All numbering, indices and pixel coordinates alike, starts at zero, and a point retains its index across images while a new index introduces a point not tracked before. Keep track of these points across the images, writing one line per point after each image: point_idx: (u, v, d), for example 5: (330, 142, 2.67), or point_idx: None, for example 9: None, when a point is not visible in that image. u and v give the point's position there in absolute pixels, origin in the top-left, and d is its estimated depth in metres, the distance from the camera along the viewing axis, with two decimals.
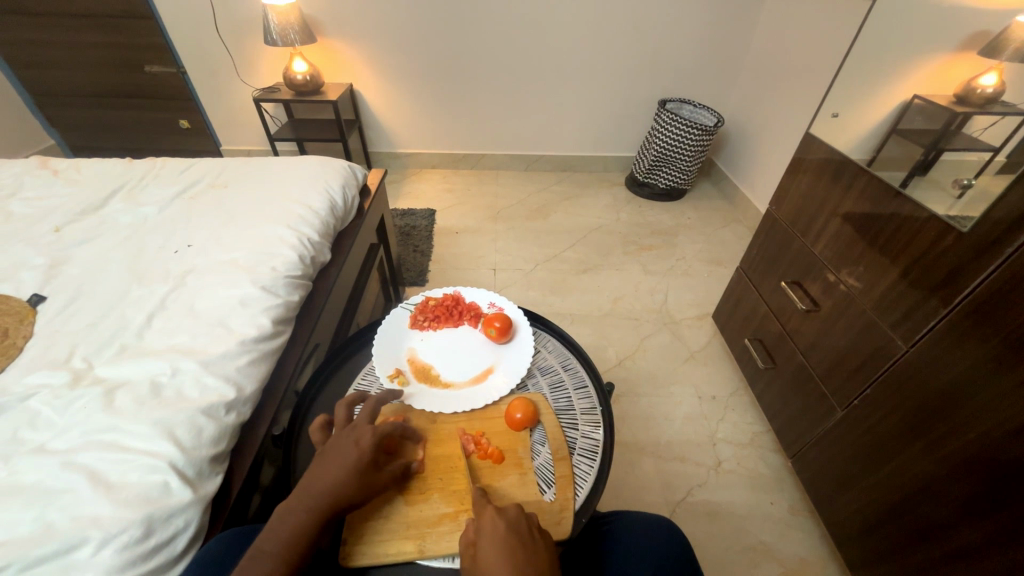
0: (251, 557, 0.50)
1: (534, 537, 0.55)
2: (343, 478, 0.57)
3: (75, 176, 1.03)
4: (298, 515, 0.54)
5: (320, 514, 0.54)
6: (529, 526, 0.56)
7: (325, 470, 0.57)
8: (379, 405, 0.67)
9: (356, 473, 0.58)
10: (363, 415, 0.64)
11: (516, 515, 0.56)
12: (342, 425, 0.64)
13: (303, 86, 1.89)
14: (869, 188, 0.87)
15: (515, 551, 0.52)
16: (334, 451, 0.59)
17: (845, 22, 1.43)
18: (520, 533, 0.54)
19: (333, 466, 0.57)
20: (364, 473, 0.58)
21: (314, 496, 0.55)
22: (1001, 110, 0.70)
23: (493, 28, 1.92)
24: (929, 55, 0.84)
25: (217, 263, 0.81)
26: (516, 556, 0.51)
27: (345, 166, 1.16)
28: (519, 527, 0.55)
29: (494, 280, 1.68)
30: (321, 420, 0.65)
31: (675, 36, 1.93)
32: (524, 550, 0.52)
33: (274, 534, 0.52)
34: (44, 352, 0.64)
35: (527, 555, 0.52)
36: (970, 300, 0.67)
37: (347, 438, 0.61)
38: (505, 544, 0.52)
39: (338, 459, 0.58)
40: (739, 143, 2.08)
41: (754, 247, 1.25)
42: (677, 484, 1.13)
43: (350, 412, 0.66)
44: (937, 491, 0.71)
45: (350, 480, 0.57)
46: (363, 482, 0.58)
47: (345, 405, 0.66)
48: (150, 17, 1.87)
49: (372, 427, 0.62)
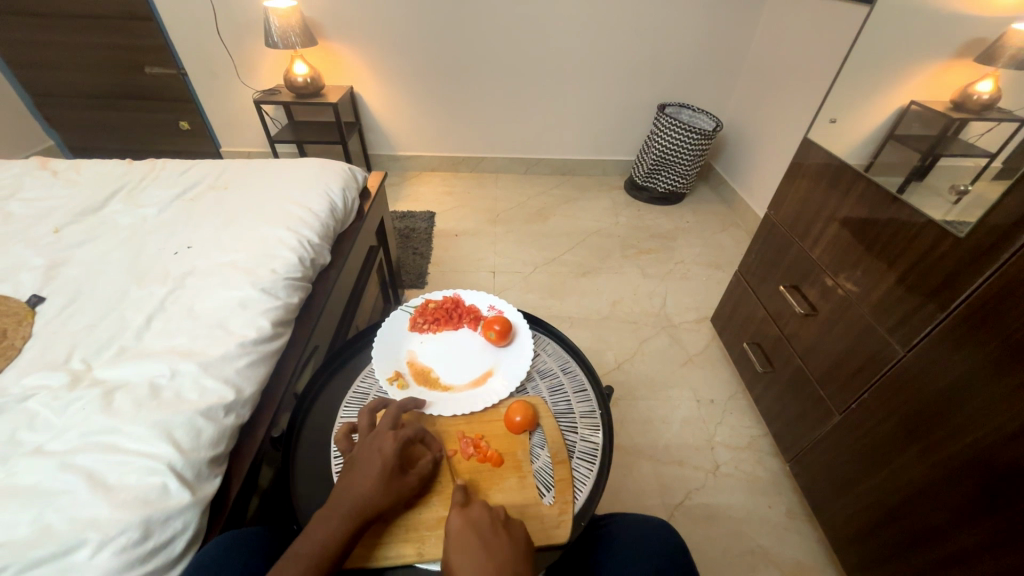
0: (290, 559, 0.50)
1: (497, 532, 0.55)
2: (372, 483, 0.58)
3: (75, 177, 1.03)
4: (333, 520, 0.54)
5: (352, 519, 0.55)
6: (493, 523, 0.56)
7: (355, 477, 0.58)
8: (401, 411, 0.68)
9: (385, 478, 0.59)
10: (386, 421, 0.66)
11: (479, 513, 0.57)
12: (366, 432, 0.66)
13: (304, 88, 1.89)
14: (866, 193, 0.88)
15: (472, 548, 0.53)
16: (362, 458, 0.60)
17: (843, 28, 1.45)
18: (481, 529, 0.55)
19: (363, 472, 0.59)
20: (392, 478, 0.59)
21: (348, 501, 0.56)
22: (996, 116, 0.71)
23: (494, 32, 1.93)
24: (925, 61, 0.85)
25: (217, 265, 0.81)
26: (471, 553, 0.52)
27: (345, 169, 1.16)
28: (481, 525, 0.55)
29: (493, 283, 1.68)
30: (346, 430, 0.67)
31: (675, 41, 1.95)
32: (484, 546, 0.53)
33: (309, 539, 0.53)
34: (42, 353, 0.64)
35: (486, 552, 0.52)
36: (967, 304, 0.67)
37: (372, 444, 0.62)
38: (462, 542, 0.53)
39: (367, 464, 0.59)
40: (737, 148, 2.09)
41: (752, 251, 1.26)
42: (675, 487, 1.13)
43: (373, 420, 0.67)
44: (934, 495, 0.72)
45: (381, 485, 0.58)
46: (392, 487, 0.59)
47: (368, 412, 0.68)
48: (151, 19, 1.88)
49: (394, 432, 0.63)
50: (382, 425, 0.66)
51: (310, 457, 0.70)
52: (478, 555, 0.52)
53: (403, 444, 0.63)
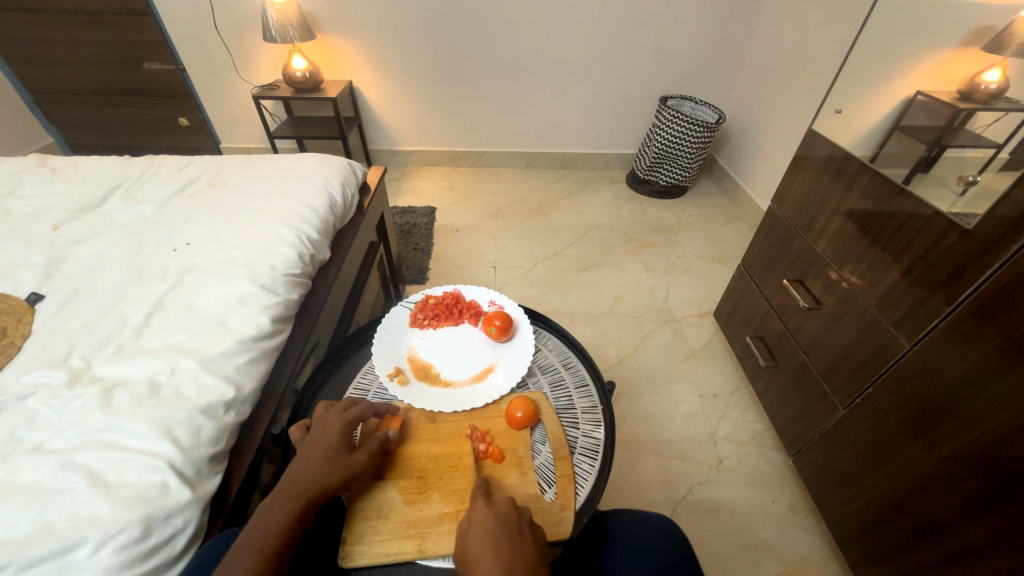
0: (240, 544, 0.51)
1: (523, 530, 0.55)
2: (318, 463, 0.59)
3: (73, 174, 1.03)
4: (283, 505, 0.55)
5: (299, 500, 0.55)
6: (518, 520, 0.56)
7: (303, 460, 0.59)
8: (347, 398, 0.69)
9: (332, 460, 0.59)
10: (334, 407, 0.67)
11: (507, 510, 0.57)
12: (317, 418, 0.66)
13: (303, 83, 1.89)
14: (872, 185, 0.86)
15: (500, 546, 0.52)
16: (310, 442, 0.62)
17: (848, 17, 1.42)
18: (510, 527, 0.55)
19: (309, 455, 0.60)
20: (337, 457, 0.60)
21: (296, 484, 0.57)
22: (1004, 106, 0.70)
23: (494, 25, 1.91)
24: (933, 50, 0.84)
25: (215, 262, 0.81)
26: (500, 547, 0.52)
27: (345, 164, 1.15)
28: (510, 521, 0.55)
29: (494, 278, 1.68)
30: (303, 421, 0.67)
31: (677, 33, 1.92)
32: (512, 544, 0.53)
33: (259, 525, 0.53)
34: (42, 351, 0.64)
35: (513, 547, 0.53)
36: (974, 297, 0.66)
37: (319, 429, 0.63)
38: (491, 538, 0.53)
39: (312, 448, 0.60)
40: (739, 140, 2.07)
41: (755, 244, 1.25)
42: (678, 481, 1.13)
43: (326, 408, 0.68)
44: (941, 490, 0.71)
45: (327, 465, 0.59)
46: (340, 467, 0.59)
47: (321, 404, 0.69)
48: (148, 14, 1.86)
49: (340, 415, 0.64)
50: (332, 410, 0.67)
51: None
52: (507, 548, 0.52)
53: (350, 424, 0.64)
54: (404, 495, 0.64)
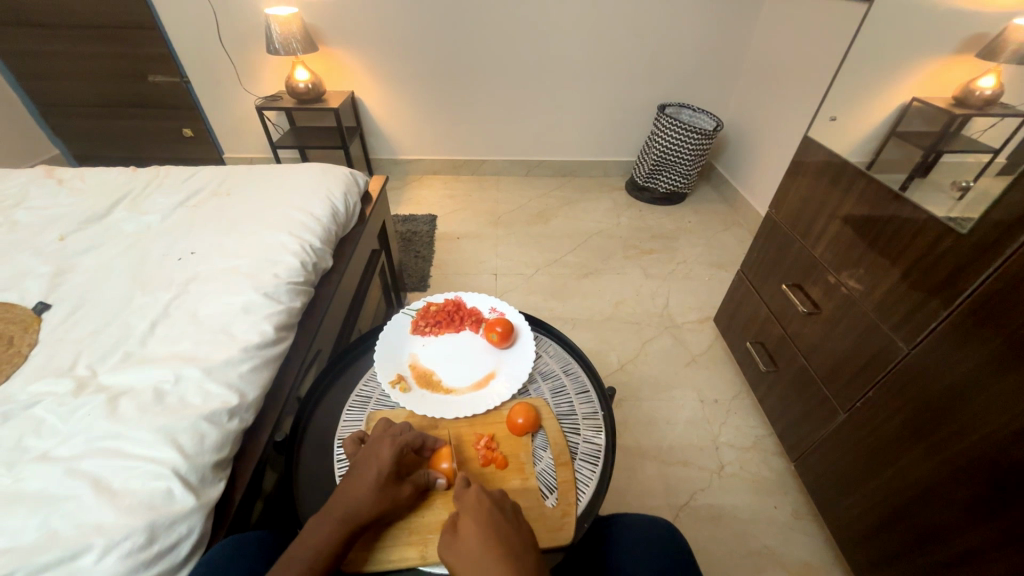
0: (282, 561, 0.50)
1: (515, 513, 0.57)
2: (367, 486, 0.58)
3: (80, 185, 1.04)
4: (325, 525, 0.55)
5: (344, 524, 0.55)
6: (510, 503, 0.58)
7: (352, 482, 0.59)
8: (395, 422, 0.69)
9: (380, 485, 0.59)
10: (388, 430, 0.67)
11: (496, 492, 0.59)
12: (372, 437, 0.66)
13: (305, 94, 1.91)
14: (868, 191, 0.87)
15: (496, 518, 0.54)
16: (361, 463, 0.61)
17: (842, 26, 1.45)
18: (501, 503, 0.57)
19: (359, 477, 0.59)
20: (386, 485, 0.59)
21: (341, 508, 0.56)
22: (999, 112, 0.71)
23: (494, 36, 1.94)
24: (927, 58, 0.85)
25: (220, 271, 0.82)
26: (496, 520, 0.54)
27: (347, 173, 1.17)
28: (501, 504, 0.57)
29: (495, 285, 1.69)
30: (358, 434, 0.68)
31: (674, 42, 1.95)
32: (507, 517, 0.55)
33: (303, 544, 0.53)
34: (48, 360, 0.65)
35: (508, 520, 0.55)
36: (971, 300, 0.67)
37: (372, 449, 0.63)
38: (487, 510, 0.55)
39: (365, 470, 0.60)
40: (737, 147, 2.09)
41: (753, 250, 1.26)
42: (680, 488, 1.12)
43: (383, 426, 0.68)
44: (942, 494, 0.71)
45: (375, 491, 0.58)
46: (386, 495, 0.59)
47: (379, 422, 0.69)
48: (153, 27, 1.90)
49: (393, 439, 0.63)
50: (387, 431, 0.66)
51: (312, 461, 0.70)
52: (502, 525, 0.54)
53: (402, 450, 0.63)
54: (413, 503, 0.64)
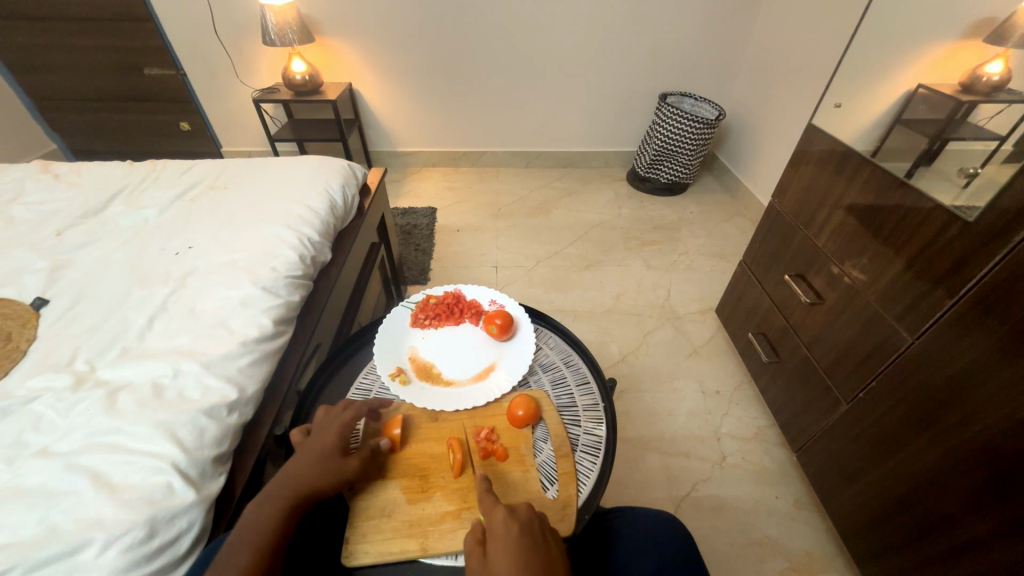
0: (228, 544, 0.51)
1: (545, 538, 0.55)
2: (309, 465, 0.59)
3: (76, 180, 1.04)
4: (272, 505, 0.55)
5: (289, 501, 0.56)
6: (541, 528, 0.56)
7: (295, 460, 0.60)
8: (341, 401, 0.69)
9: (323, 460, 0.60)
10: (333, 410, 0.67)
11: (527, 516, 0.56)
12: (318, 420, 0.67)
13: (303, 86, 1.89)
14: (873, 179, 0.86)
15: (529, 552, 0.52)
16: (305, 443, 0.62)
17: (847, 11, 1.42)
18: (533, 535, 0.54)
19: (301, 456, 0.60)
20: (330, 459, 0.60)
21: (284, 484, 0.57)
22: (1007, 97, 0.69)
23: (492, 24, 1.91)
24: (934, 43, 0.83)
25: (217, 264, 0.81)
26: (529, 557, 0.51)
27: (344, 165, 1.16)
28: (532, 529, 0.55)
29: (496, 278, 1.68)
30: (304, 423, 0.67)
31: (676, 29, 1.92)
32: (540, 552, 0.52)
33: (248, 526, 0.53)
34: (46, 355, 0.65)
35: (540, 557, 0.52)
36: (976, 290, 0.66)
37: (317, 431, 0.64)
38: (519, 545, 0.52)
39: (306, 450, 0.61)
40: (739, 136, 2.07)
41: (756, 241, 1.25)
42: (682, 478, 1.12)
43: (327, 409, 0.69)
44: (945, 483, 0.71)
45: (319, 466, 0.59)
46: (331, 469, 0.59)
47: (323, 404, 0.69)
48: (148, 19, 1.87)
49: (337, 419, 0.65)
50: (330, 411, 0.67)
51: None
52: (534, 559, 0.51)
53: (347, 427, 0.64)
54: (406, 494, 0.64)
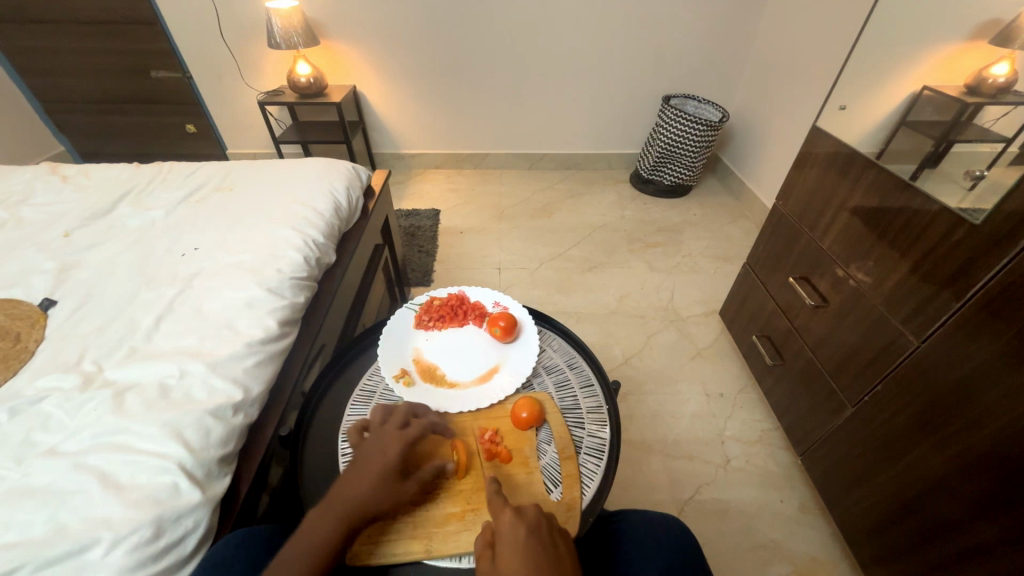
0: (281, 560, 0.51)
1: (553, 538, 0.55)
2: (370, 485, 0.58)
3: (84, 182, 1.05)
4: (328, 525, 0.55)
5: (346, 520, 0.56)
6: (548, 528, 0.56)
7: (354, 475, 0.59)
8: (406, 412, 0.67)
9: (384, 481, 0.59)
10: (394, 420, 0.66)
11: (535, 517, 0.56)
12: (376, 426, 0.65)
13: (307, 89, 1.90)
14: (878, 181, 0.86)
15: (537, 554, 0.52)
16: (364, 456, 0.61)
17: (851, 13, 1.42)
18: (539, 534, 0.54)
19: (362, 473, 0.59)
20: (391, 480, 0.59)
21: (343, 503, 0.57)
22: (1013, 100, 0.69)
23: (495, 27, 1.92)
24: (939, 45, 0.83)
25: (224, 266, 0.82)
26: (538, 558, 0.51)
27: (349, 167, 1.16)
28: (540, 529, 0.55)
29: (499, 279, 1.68)
30: (359, 424, 0.67)
31: (679, 32, 1.92)
32: (548, 553, 0.52)
33: (301, 544, 0.53)
34: (54, 356, 0.65)
35: (549, 558, 0.52)
36: (983, 293, 0.66)
37: (377, 444, 0.62)
38: (526, 547, 0.52)
39: (366, 466, 0.60)
40: (743, 138, 2.07)
41: (760, 243, 1.24)
42: (686, 481, 1.12)
43: (384, 415, 0.67)
44: (952, 488, 0.70)
45: (379, 487, 0.58)
46: (390, 492, 0.59)
47: (381, 409, 0.68)
48: (155, 23, 1.89)
49: (401, 435, 0.63)
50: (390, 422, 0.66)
51: (318, 454, 0.71)
52: (543, 559, 0.52)
53: (408, 445, 0.63)
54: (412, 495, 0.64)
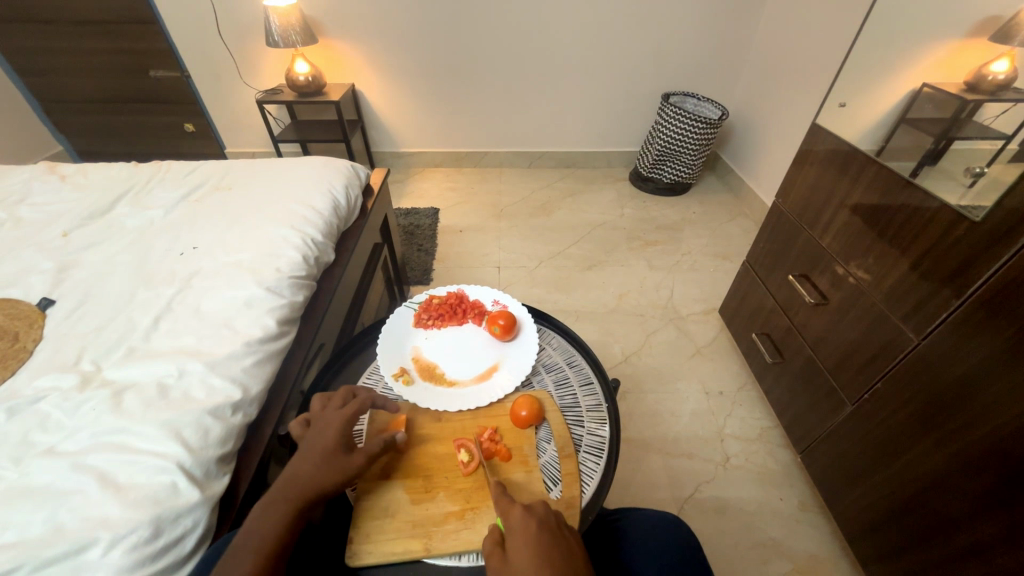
0: (235, 548, 0.51)
1: (563, 532, 0.56)
2: (314, 464, 0.58)
3: (82, 181, 1.04)
4: (279, 505, 0.54)
5: (296, 501, 0.55)
6: (557, 522, 0.56)
7: (300, 458, 0.59)
8: (347, 392, 0.68)
9: (328, 460, 0.59)
10: (335, 404, 0.66)
11: (545, 512, 0.57)
12: (320, 413, 0.65)
13: (306, 87, 1.90)
14: (878, 178, 0.85)
15: (547, 549, 0.52)
16: (309, 440, 0.61)
17: (851, 10, 1.41)
18: (550, 529, 0.55)
19: (307, 454, 0.59)
20: (335, 457, 0.59)
21: (291, 485, 0.56)
22: (1012, 97, 0.68)
23: (494, 25, 1.91)
24: (939, 41, 0.83)
25: (222, 265, 0.81)
26: (551, 552, 0.52)
27: (348, 166, 1.16)
28: (550, 524, 0.56)
29: (499, 278, 1.68)
30: (303, 415, 0.66)
31: (678, 29, 1.92)
32: (559, 547, 0.53)
33: (254, 527, 0.52)
34: (52, 356, 0.65)
35: (561, 551, 0.53)
36: (983, 290, 0.66)
37: (320, 428, 0.62)
38: (537, 542, 0.53)
39: (311, 448, 0.60)
40: (743, 136, 2.06)
41: (760, 241, 1.24)
42: (686, 479, 1.12)
43: (326, 402, 0.67)
44: (952, 485, 0.70)
45: (324, 465, 0.58)
46: (336, 468, 0.58)
47: (320, 397, 0.68)
48: (153, 21, 1.89)
49: (340, 414, 0.63)
50: (331, 404, 0.66)
51: None
52: (553, 553, 0.52)
53: (349, 422, 0.63)
54: (410, 495, 0.64)
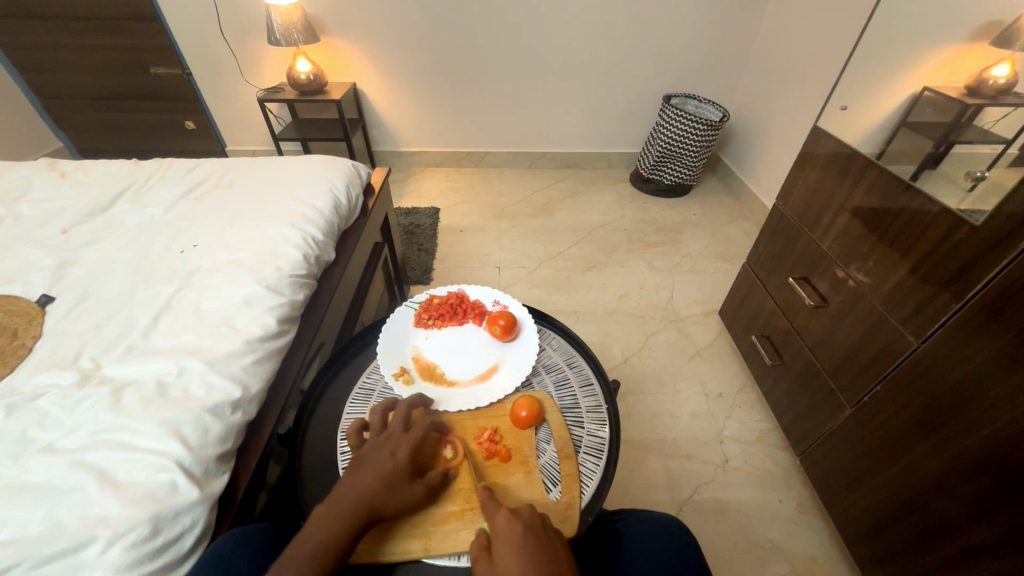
0: (287, 557, 0.51)
1: (549, 535, 0.56)
2: (377, 484, 0.58)
3: (82, 178, 1.04)
4: (333, 524, 0.54)
5: (354, 518, 0.55)
6: (544, 526, 0.56)
7: (360, 474, 0.59)
8: (409, 410, 0.67)
9: (391, 482, 0.59)
10: (397, 422, 0.65)
11: (531, 516, 0.57)
12: (377, 431, 0.65)
13: (307, 86, 1.90)
14: (878, 182, 0.86)
15: (531, 552, 0.52)
16: (370, 457, 0.60)
17: (853, 14, 1.42)
18: (536, 532, 0.55)
19: (369, 473, 0.59)
20: (398, 482, 0.59)
21: (349, 503, 0.56)
22: (1013, 101, 0.69)
23: (496, 26, 1.91)
24: (941, 45, 0.83)
25: (222, 263, 0.81)
26: (537, 557, 0.52)
27: (349, 165, 1.16)
28: (535, 527, 0.55)
29: (499, 278, 1.68)
30: (359, 424, 0.66)
31: (680, 31, 1.92)
32: (545, 549, 0.53)
33: (308, 539, 0.53)
34: (51, 353, 0.65)
35: (547, 555, 0.53)
36: (983, 295, 0.66)
37: (385, 446, 0.62)
38: (521, 546, 0.53)
39: (373, 467, 0.59)
40: (743, 138, 2.07)
41: (760, 243, 1.24)
42: (684, 481, 1.12)
43: (385, 419, 0.66)
44: (950, 489, 0.70)
45: (386, 488, 0.58)
46: (398, 493, 0.58)
47: (380, 411, 0.67)
48: (154, 19, 1.88)
49: (409, 438, 0.63)
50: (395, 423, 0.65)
51: (317, 453, 0.70)
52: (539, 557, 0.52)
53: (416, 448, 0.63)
54: None
